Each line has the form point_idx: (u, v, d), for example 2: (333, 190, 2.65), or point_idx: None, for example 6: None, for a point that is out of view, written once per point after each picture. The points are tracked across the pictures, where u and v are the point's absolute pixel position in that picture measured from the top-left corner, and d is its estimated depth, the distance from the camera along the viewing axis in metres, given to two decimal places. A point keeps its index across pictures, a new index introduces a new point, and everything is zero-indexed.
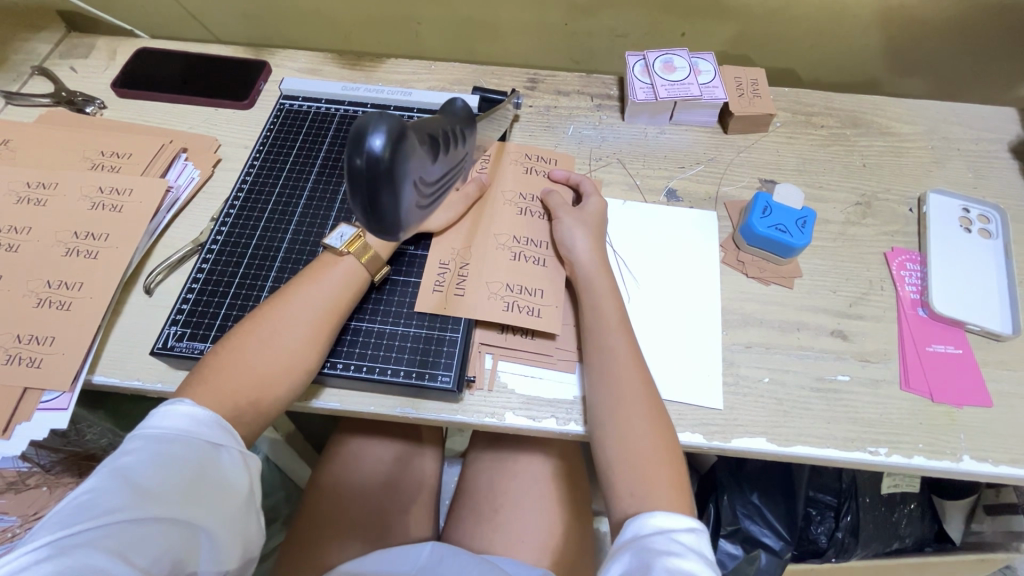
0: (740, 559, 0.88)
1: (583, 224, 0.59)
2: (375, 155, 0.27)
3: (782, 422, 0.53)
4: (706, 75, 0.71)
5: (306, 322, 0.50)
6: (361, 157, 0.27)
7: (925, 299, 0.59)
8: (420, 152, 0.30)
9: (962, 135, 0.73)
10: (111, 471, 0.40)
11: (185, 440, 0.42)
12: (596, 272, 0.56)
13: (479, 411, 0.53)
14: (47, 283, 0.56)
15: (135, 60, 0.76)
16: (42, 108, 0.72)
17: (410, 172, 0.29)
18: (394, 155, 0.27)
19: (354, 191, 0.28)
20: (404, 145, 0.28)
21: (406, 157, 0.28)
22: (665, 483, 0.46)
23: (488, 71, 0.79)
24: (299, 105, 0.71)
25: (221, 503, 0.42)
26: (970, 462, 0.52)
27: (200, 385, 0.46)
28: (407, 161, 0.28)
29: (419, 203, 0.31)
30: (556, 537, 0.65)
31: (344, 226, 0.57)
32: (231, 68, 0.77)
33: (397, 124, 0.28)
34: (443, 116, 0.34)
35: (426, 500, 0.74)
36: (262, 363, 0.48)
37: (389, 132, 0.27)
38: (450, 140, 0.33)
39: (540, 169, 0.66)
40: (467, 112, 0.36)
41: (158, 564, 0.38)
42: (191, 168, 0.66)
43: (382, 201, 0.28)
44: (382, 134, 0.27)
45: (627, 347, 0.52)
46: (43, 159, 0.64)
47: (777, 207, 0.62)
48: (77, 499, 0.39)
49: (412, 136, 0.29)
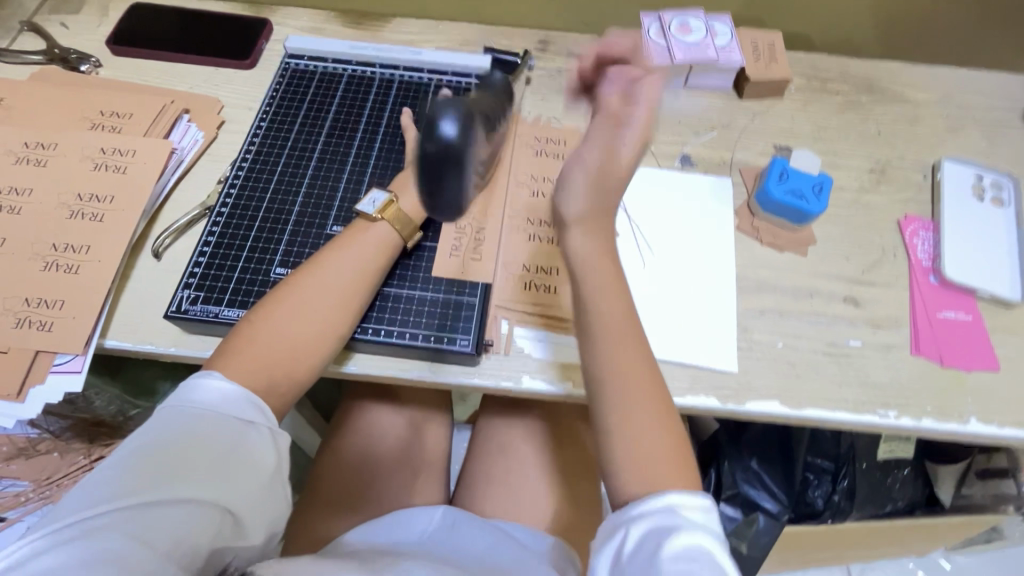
0: (738, 521, 0.93)
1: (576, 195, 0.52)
2: (449, 139, 0.34)
3: (795, 385, 0.54)
4: (722, 38, 0.69)
5: (335, 291, 0.50)
6: (434, 142, 0.34)
7: (937, 266, 0.60)
8: (478, 136, 0.37)
9: (976, 103, 0.73)
10: (135, 451, 0.40)
11: (211, 419, 0.43)
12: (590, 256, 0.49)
13: (497, 374, 0.53)
14: (52, 246, 0.54)
15: (129, 17, 0.73)
16: (34, 66, 0.69)
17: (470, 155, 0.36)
18: (461, 140, 0.34)
19: (423, 167, 0.35)
20: (469, 129, 0.35)
21: (470, 141, 0.35)
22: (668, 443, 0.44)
23: (498, 32, 0.77)
24: (305, 64, 0.69)
25: (248, 483, 0.42)
26: (976, 424, 0.53)
27: (232, 356, 0.46)
28: (470, 144, 0.35)
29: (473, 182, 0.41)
30: (568, 498, 0.66)
31: (376, 191, 0.56)
32: (232, 26, 0.74)
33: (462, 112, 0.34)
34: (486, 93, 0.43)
35: (437, 466, 0.75)
36: (292, 329, 0.48)
37: (460, 119, 0.34)
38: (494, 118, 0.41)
39: (551, 151, 0.65)
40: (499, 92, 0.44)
41: (181, 547, 0.38)
42: (195, 130, 0.64)
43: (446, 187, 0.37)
44: (451, 122, 0.34)
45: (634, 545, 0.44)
46: (40, 119, 0.62)
47: (794, 173, 0.62)
48: (105, 476, 0.39)
49: (474, 119, 0.36)
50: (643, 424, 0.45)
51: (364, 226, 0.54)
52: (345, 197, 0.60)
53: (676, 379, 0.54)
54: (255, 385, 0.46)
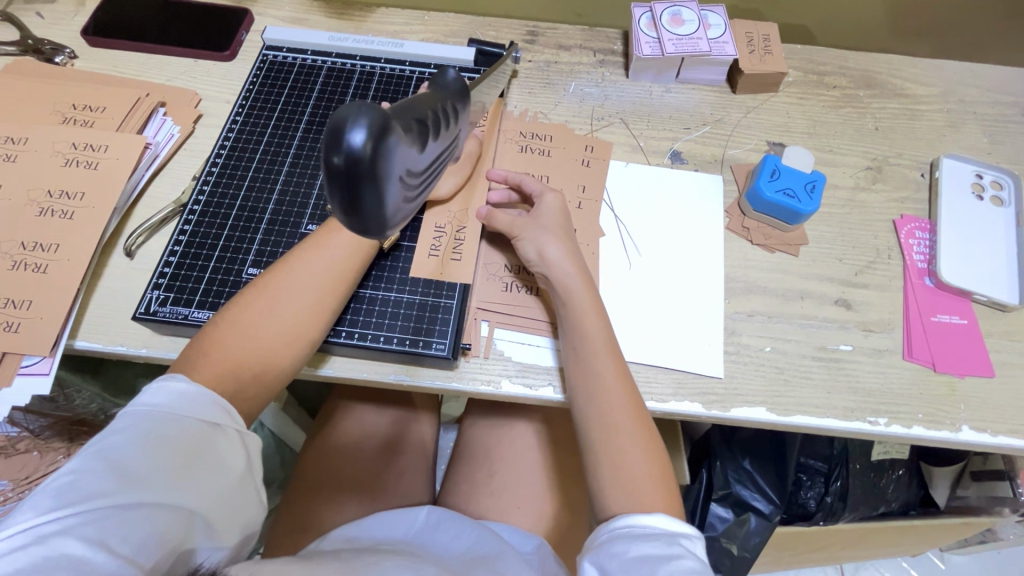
0: (730, 521, 0.92)
1: (550, 231, 0.53)
2: (354, 150, 0.24)
3: (782, 391, 0.52)
4: (715, 29, 0.67)
5: (309, 294, 0.49)
6: (340, 155, 0.24)
7: (933, 268, 0.58)
8: (402, 140, 0.27)
9: (978, 97, 0.70)
10: (91, 456, 0.39)
11: (177, 419, 0.41)
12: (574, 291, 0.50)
13: (476, 378, 0.52)
14: (20, 244, 0.53)
15: (105, 7, 0.71)
16: (9, 58, 0.68)
17: (391, 166, 0.26)
18: (375, 153, 0.25)
19: (330, 184, 0.25)
20: (387, 137, 0.25)
21: (387, 152, 0.25)
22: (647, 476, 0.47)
23: (485, 23, 0.74)
24: (283, 56, 0.67)
25: (214, 486, 0.41)
26: (969, 433, 0.51)
27: (198, 361, 0.45)
28: (389, 155, 0.26)
29: (407, 198, 0.29)
30: (551, 502, 0.65)
31: None
32: (210, 16, 0.72)
33: (376, 117, 0.25)
34: (441, 83, 0.32)
35: (421, 467, 0.74)
36: (265, 333, 0.47)
37: (372, 126, 0.25)
38: (443, 120, 0.31)
39: (533, 147, 0.63)
40: (458, 84, 0.33)
41: (144, 552, 0.36)
42: (170, 124, 0.62)
43: (362, 205, 0.26)
44: (362, 128, 0.24)
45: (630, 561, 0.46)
46: (11, 112, 0.60)
47: (786, 170, 0.59)
48: (60, 482, 0.37)
49: (395, 127, 0.26)
50: (626, 446, 0.47)
51: (339, 222, 0.53)
52: (321, 195, 0.58)
53: (660, 384, 0.53)
54: (220, 390, 0.45)
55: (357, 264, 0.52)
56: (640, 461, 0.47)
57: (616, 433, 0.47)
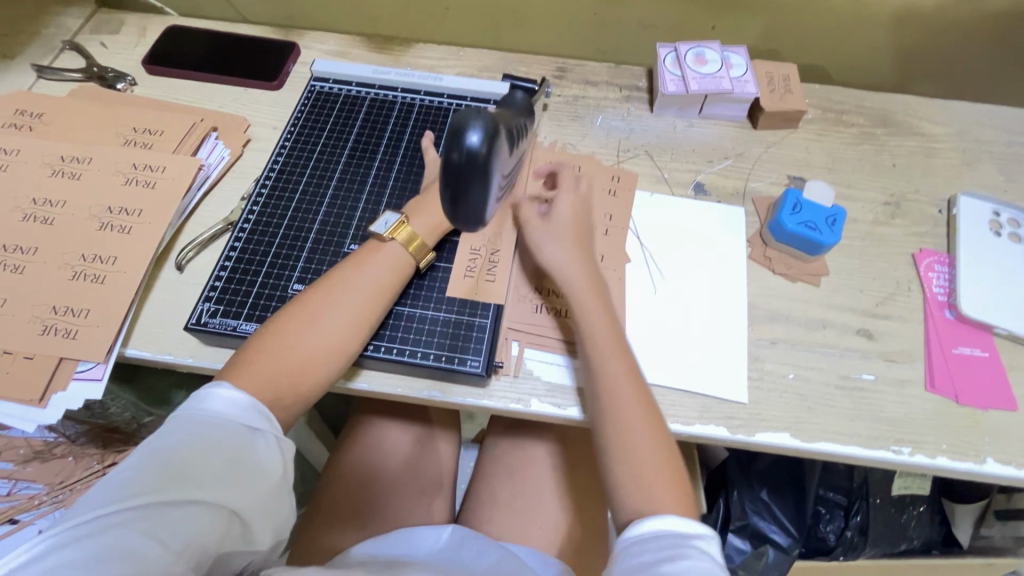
0: (747, 554, 0.91)
1: (557, 237, 0.56)
2: (471, 148, 0.34)
3: (806, 419, 0.53)
4: (737, 69, 0.70)
5: (344, 308, 0.51)
6: (458, 152, 0.34)
7: (952, 302, 0.59)
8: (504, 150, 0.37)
9: (993, 137, 0.73)
10: (151, 452, 0.41)
11: (218, 425, 0.43)
12: (575, 269, 0.54)
13: (506, 397, 0.53)
14: (81, 256, 0.56)
15: (165, 39, 0.77)
16: (74, 83, 0.73)
17: (493, 166, 0.36)
18: (485, 151, 0.35)
19: (447, 177, 0.35)
20: (494, 141, 0.35)
21: (494, 151, 0.35)
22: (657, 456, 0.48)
23: (516, 59, 0.79)
24: (329, 87, 0.71)
25: (256, 489, 0.43)
26: (993, 465, 0.52)
27: (240, 370, 0.47)
28: (494, 156, 0.36)
29: (496, 195, 0.40)
30: (571, 522, 0.66)
31: (389, 213, 0.58)
32: (261, 48, 0.77)
33: (487, 122, 0.35)
34: (514, 102, 0.49)
35: (443, 486, 0.75)
36: (302, 345, 0.49)
37: (482, 129, 0.35)
38: (516, 136, 0.42)
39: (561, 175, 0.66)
40: (524, 104, 0.50)
41: (190, 548, 0.39)
42: (221, 148, 0.67)
43: (468, 195, 0.36)
44: (476, 131, 0.34)
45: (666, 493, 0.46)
46: (76, 134, 0.64)
47: (807, 204, 0.62)
48: (122, 476, 0.40)
49: (499, 133, 0.36)
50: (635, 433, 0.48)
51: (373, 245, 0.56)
52: (363, 217, 0.61)
53: (686, 408, 0.54)
54: (261, 399, 0.46)
55: (392, 282, 0.54)
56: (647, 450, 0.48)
57: (625, 422, 0.49)
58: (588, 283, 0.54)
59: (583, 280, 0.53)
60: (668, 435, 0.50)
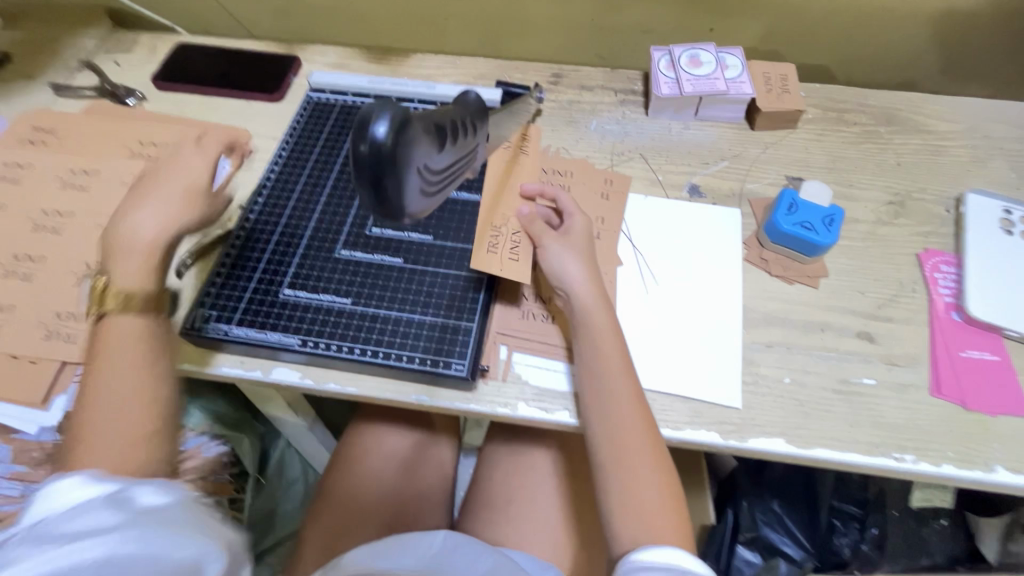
0: (758, 567, 0.87)
1: (574, 251, 0.55)
2: (377, 140, 0.31)
3: (803, 424, 0.52)
4: (733, 70, 0.69)
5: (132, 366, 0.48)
6: (365, 144, 0.31)
7: (960, 303, 0.57)
8: (423, 141, 0.34)
9: (1005, 133, 0.70)
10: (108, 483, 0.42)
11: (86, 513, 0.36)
12: (585, 288, 0.52)
13: (493, 401, 0.53)
14: (87, 264, 0.59)
15: (173, 56, 0.80)
16: (87, 101, 0.76)
17: (409, 158, 0.33)
18: (394, 143, 0.31)
19: (358, 174, 0.32)
20: (404, 133, 0.32)
21: (406, 143, 0.32)
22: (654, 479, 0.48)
23: (512, 67, 0.79)
24: (327, 97, 0.73)
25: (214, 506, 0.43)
26: (1003, 473, 0.49)
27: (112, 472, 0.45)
28: (407, 147, 0.32)
29: (425, 189, 0.36)
30: (567, 530, 0.65)
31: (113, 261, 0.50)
32: (264, 62, 0.79)
33: (396, 112, 0.32)
34: (463, 102, 0.40)
35: (439, 492, 0.77)
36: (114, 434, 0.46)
37: (390, 121, 0.31)
38: (458, 130, 0.38)
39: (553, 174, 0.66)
40: (477, 104, 0.41)
41: None
42: (222, 159, 0.68)
43: (385, 188, 0.33)
44: (384, 123, 0.31)
45: (666, 518, 0.47)
46: (86, 148, 0.67)
47: (803, 205, 0.60)
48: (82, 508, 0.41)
49: (412, 125, 0.33)
50: (636, 456, 0.48)
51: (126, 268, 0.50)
52: (354, 223, 0.62)
53: (677, 412, 0.53)
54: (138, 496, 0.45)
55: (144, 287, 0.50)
56: (648, 472, 0.48)
57: (626, 446, 0.48)
58: (599, 302, 0.52)
59: (594, 299, 0.52)
60: (665, 451, 0.49)
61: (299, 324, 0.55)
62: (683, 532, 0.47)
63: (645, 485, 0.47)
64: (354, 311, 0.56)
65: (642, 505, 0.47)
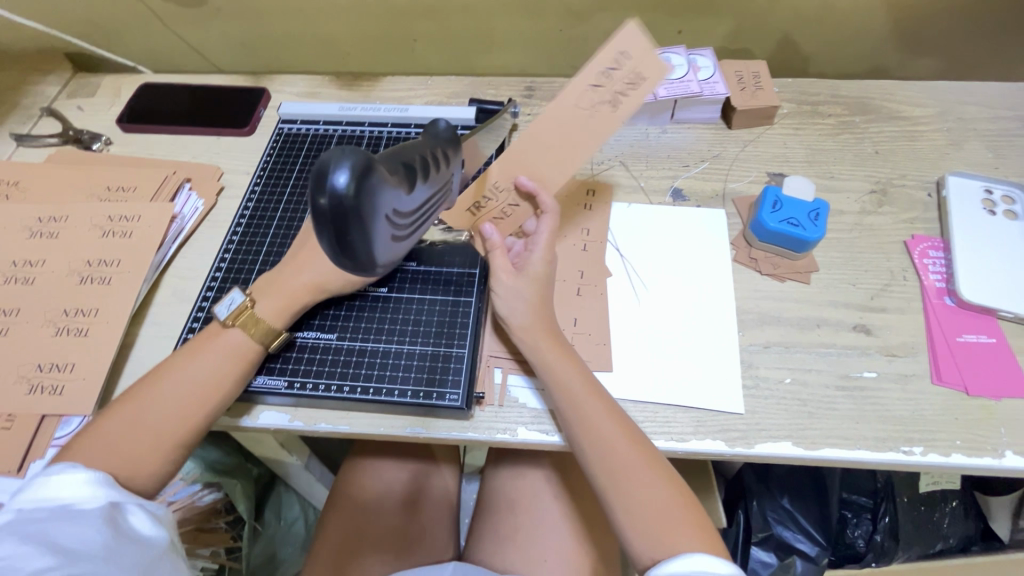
0: (775, 567, 0.87)
1: (523, 285, 0.52)
2: (338, 191, 0.31)
3: (808, 424, 0.51)
4: (705, 71, 0.69)
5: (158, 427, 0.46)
6: (325, 196, 0.31)
7: (952, 288, 0.57)
8: (388, 184, 0.34)
9: (978, 113, 0.70)
10: None
11: (73, 517, 0.40)
12: (526, 327, 0.51)
13: (492, 427, 0.51)
14: (63, 311, 0.57)
15: (137, 96, 0.78)
16: (52, 148, 0.74)
17: (371, 205, 0.33)
18: (355, 193, 0.31)
19: (320, 223, 0.32)
20: (365, 182, 0.32)
21: (368, 192, 0.32)
22: (655, 492, 0.45)
23: (484, 83, 0.79)
24: (298, 128, 0.72)
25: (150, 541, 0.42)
26: (1013, 458, 0.49)
27: None
28: (369, 195, 0.32)
29: (388, 231, 0.36)
30: (577, 553, 0.63)
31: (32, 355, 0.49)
32: (232, 97, 0.78)
33: (358, 163, 0.31)
34: (430, 136, 0.39)
35: (444, 520, 0.75)
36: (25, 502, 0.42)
37: (351, 170, 0.31)
38: (426, 167, 0.38)
39: (620, 93, 0.50)
40: (448, 136, 0.40)
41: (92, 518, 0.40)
42: (195, 198, 0.66)
43: (346, 234, 0.33)
44: (345, 173, 0.31)
45: (684, 534, 0.43)
46: (53, 195, 0.65)
47: (788, 201, 0.60)
48: None
49: (376, 172, 0.32)
50: (630, 475, 0.46)
51: (185, 354, 0.50)
52: None
53: (680, 424, 0.51)
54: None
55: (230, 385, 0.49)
56: (651, 488, 0.45)
57: (616, 467, 0.46)
58: (546, 337, 0.51)
59: (537, 336, 0.51)
60: (665, 461, 0.48)
61: (285, 364, 0.54)
62: (710, 536, 0.44)
63: (649, 503, 0.45)
64: (338, 346, 0.55)
65: (658, 525, 0.44)
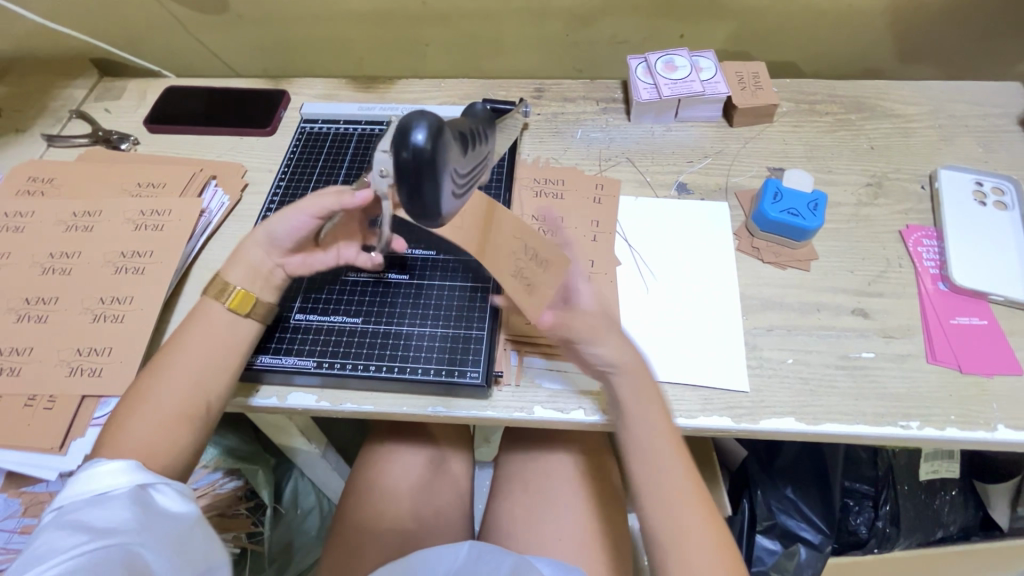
0: (779, 554, 0.88)
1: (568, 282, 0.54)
2: (418, 147, 0.34)
3: (810, 402, 0.53)
4: (707, 72, 0.72)
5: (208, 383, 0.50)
6: (408, 150, 0.34)
7: (945, 273, 0.60)
8: (454, 144, 0.37)
9: (968, 111, 0.74)
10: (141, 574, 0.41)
11: (106, 502, 0.42)
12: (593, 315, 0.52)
13: (510, 405, 0.54)
14: (100, 299, 0.60)
15: (163, 99, 0.81)
16: (81, 148, 0.77)
17: (444, 160, 0.36)
18: (433, 146, 0.34)
19: (400, 177, 0.35)
20: (440, 139, 0.35)
21: (442, 147, 0.35)
22: (711, 549, 0.45)
23: (495, 85, 0.82)
24: (319, 127, 0.75)
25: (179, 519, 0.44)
26: (1005, 432, 0.51)
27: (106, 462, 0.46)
28: (442, 151, 0.35)
29: (452, 190, 0.39)
30: (590, 532, 0.65)
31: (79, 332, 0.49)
32: (253, 99, 0.81)
33: (434, 119, 0.34)
34: (472, 113, 0.43)
35: (459, 506, 0.77)
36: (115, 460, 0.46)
37: (429, 126, 0.34)
38: (477, 136, 0.41)
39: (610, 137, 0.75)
40: (485, 113, 0.44)
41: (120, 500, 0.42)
42: (221, 194, 0.70)
43: (423, 187, 0.36)
44: (424, 129, 0.34)
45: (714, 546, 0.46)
46: (86, 191, 0.68)
47: (788, 192, 0.63)
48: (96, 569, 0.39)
49: (446, 131, 0.36)
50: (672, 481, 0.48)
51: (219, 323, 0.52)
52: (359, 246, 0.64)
53: (688, 401, 0.54)
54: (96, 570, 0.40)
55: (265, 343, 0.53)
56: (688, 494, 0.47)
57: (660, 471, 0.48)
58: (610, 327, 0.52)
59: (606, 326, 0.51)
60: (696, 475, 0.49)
61: (312, 346, 0.56)
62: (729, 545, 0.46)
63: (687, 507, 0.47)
64: (364, 329, 0.58)
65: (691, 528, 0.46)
